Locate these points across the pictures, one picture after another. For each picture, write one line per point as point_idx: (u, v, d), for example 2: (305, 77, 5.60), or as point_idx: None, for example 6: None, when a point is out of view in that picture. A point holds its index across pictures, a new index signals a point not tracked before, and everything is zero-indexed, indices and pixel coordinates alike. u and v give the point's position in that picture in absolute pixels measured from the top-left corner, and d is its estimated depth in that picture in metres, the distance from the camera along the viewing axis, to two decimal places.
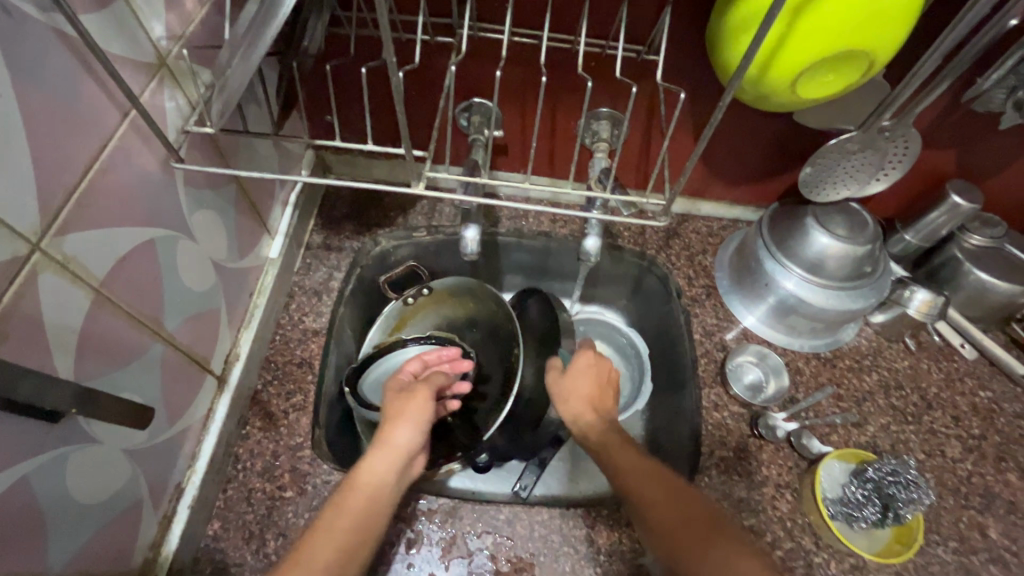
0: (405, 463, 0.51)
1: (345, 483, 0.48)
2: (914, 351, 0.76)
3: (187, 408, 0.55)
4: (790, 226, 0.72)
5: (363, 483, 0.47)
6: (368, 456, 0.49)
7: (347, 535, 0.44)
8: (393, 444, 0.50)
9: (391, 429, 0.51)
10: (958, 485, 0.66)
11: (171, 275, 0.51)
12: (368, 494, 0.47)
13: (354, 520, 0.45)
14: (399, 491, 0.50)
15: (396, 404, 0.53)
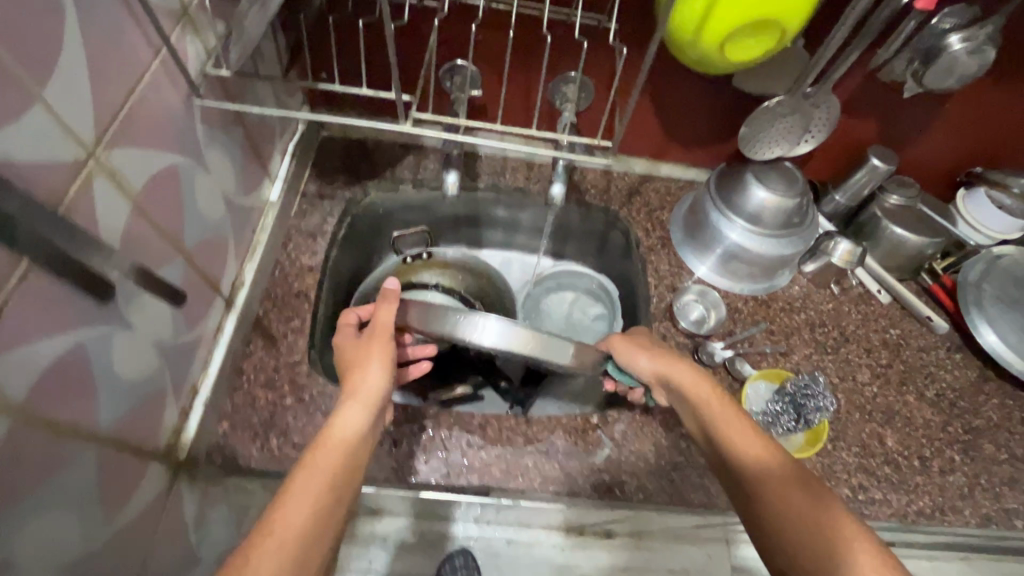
0: (373, 408, 0.57)
1: (319, 441, 0.53)
2: (838, 295, 0.87)
3: (200, 319, 0.64)
4: (733, 182, 0.82)
5: (336, 438, 0.53)
6: (337, 411, 0.55)
7: (318, 490, 0.49)
8: (360, 391, 0.57)
9: (360, 375, 0.58)
10: (865, 403, 0.78)
11: (189, 200, 0.58)
12: (342, 447, 0.53)
13: (313, 474, 0.50)
14: (366, 433, 0.56)
15: (359, 353, 0.60)
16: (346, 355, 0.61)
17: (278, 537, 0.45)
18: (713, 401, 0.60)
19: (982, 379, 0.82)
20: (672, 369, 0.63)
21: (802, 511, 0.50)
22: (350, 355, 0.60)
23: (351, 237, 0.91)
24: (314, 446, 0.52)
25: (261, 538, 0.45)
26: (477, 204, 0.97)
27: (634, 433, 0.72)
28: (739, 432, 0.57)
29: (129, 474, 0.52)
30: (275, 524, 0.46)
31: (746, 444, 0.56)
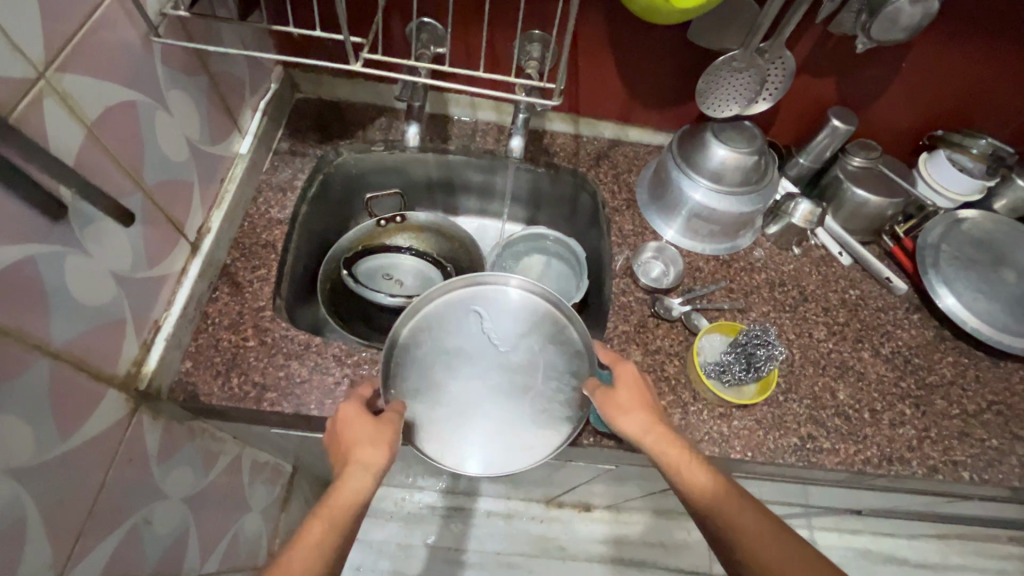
0: (380, 475, 0.59)
1: (319, 510, 0.55)
2: (799, 256, 0.88)
3: (163, 258, 0.66)
4: (695, 141, 0.83)
5: (339, 503, 0.55)
6: (343, 480, 0.57)
7: (321, 556, 0.52)
8: (358, 462, 0.58)
9: (361, 451, 0.59)
10: (819, 358, 0.79)
11: (149, 139, 0.60)
12: (344, 510, 0.55)
13: (324, 534, 0.53)
14: (373, 495, 0.58)
15: (359, 428, 0.60)
16: (346, 425, 0.61)
17: None
18: (682, 458, 0.58)
19: (939, 338, 0.83)
20: (650, 427, 0.60)
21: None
22: (353, 428, 0.61)
23: (324, 197, 0.94)
24: (321, 511, 0.54)
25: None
26: (449, 167, 0.99)
27: None
28: (724, 493, 0.55)
29: (87, 395, 0.55)
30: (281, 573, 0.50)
31: (728, 507, 0.54)
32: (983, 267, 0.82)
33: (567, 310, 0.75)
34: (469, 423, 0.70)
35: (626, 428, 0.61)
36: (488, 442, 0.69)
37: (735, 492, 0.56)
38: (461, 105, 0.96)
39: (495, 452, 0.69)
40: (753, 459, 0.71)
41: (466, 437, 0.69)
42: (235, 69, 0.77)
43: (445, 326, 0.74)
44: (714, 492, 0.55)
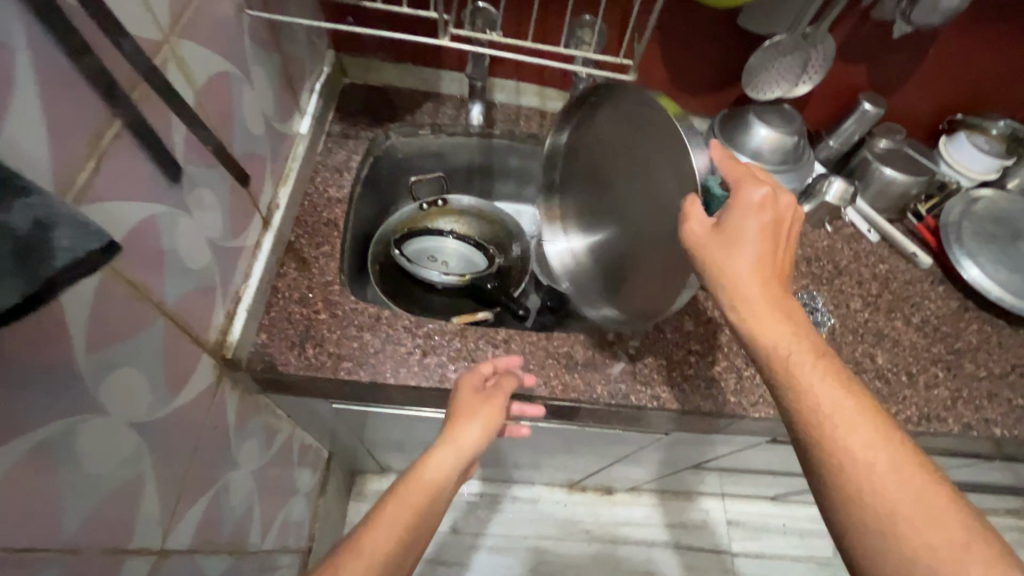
0: (467, 457, 0.64)
1: (412, 478, 0.60)
2: (832, 234, 0.93)
3: (244, 230, 0.67)
4: (736, 124, 0.87)
5: (427, 480, 0.61)
6: (434, 454, 0.63)
7: (402, 524, 0.56)
8: (460, 441, 0.64)
9: (463, 429, 0.64)
10: (857, 327, 0.84)
11: (238, 110, 0.62)
12: (428, 488, 0.60)
13: (401, 508, 0.57)
14: (452, 480, 0.63)
15: (472, 407, 0.66)
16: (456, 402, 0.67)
17: (366, 558, 0.53)
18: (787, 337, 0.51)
19: (963, 308, 0.88)
20: (754, 280, 0.52)
21: (884, 480, 0.44)
22: (459, 405, 0.66)
23: (374, 181, 0.96)
24: (407, 482, 0.60)
25: (354, 551, 0.53)
26: (492, 151, 1.02)
27: (648, 348, 0.77)
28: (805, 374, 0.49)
29: (188, 357, 0.56)
30: (364, 541, 0.54)
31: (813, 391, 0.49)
32: (1002, 241, 0.88)
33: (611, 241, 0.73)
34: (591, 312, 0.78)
35: (739, 232, 0.52)
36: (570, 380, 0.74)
37: (823, 364, 0.50)
38: (506, 90, 0.99)
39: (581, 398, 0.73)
40: None
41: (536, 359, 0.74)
42: (298, 50, 0.79)
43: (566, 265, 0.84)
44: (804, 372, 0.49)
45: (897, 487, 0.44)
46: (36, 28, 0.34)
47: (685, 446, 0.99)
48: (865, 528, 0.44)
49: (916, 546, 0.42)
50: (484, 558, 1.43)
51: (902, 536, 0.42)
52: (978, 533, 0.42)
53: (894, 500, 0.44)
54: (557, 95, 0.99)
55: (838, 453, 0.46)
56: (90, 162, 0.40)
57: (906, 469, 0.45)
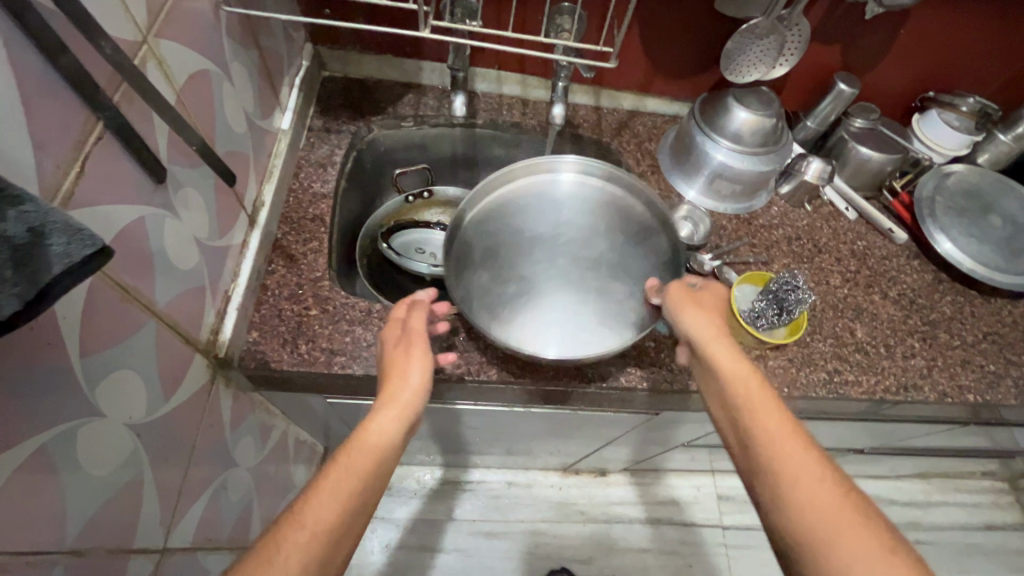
0: (408, 416, 0.60)
1: (355, 439, 0.56)
2: (811, 213, 0.96)
3: (231, 228, 0.67)
4: (716, 107, 0.89)
5: (373, 441, 0.56)
6: (375, 417, 0.58)
7: (344, 496, 0.52)
8: (395, 399, 0.59)
9: (399, 383, 0.61)
10: (837, 302, 0.87)
11: (219, 107, 0.61)
12: (378, 445, 0.56)
13: (346, 478, 0.53)
14: (399, 442, 0.58)
15: (399, 360, 0.63)
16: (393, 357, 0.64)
17: (310, 527, 0.49)
18: (738, 368, 0.57)
19: (938, 280, 0.91)
20: (715, 330, 0.61)
21: (808, 480, 0.48)
22: (400, 363, 0.63)
23: (359, 175, 0.96)
24: (349, 447, 0.55)
25: (298, 523, 0.49)
26: (475, 142, 1.02)
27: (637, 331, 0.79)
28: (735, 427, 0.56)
29: (181, 358, 0.56)
30: (305, 511, 0.50)
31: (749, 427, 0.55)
32: (973, 215, 0.91)
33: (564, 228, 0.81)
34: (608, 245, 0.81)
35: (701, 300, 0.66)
36: (546, 326, 0.72)
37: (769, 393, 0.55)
38: (487, 79, 0.99)
39: (570, 339, 0.72)
40: (789, 394, 0.78)
41: (500, 289, 0.75)
42: (276, 45, 0.78)
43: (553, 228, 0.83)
44: (748, 397, 0.54)
45: (823, 488, 0.47)
46: (11, 30, 0.34)
47: (674, 425, 1.02)
48: (800, 523, 0.46)
49: (846, 543, 0.44)
50: (482, 543, 1.45)
51: (833, 533, 0.45)
52: (904, 550, 0.45)
53: (821, 497, 0.47)
54: (539, 83, 0.99)
55: (777, 473, 0.49)
56: (72, 167, 0.40)
57: (835, 478, 0.48)
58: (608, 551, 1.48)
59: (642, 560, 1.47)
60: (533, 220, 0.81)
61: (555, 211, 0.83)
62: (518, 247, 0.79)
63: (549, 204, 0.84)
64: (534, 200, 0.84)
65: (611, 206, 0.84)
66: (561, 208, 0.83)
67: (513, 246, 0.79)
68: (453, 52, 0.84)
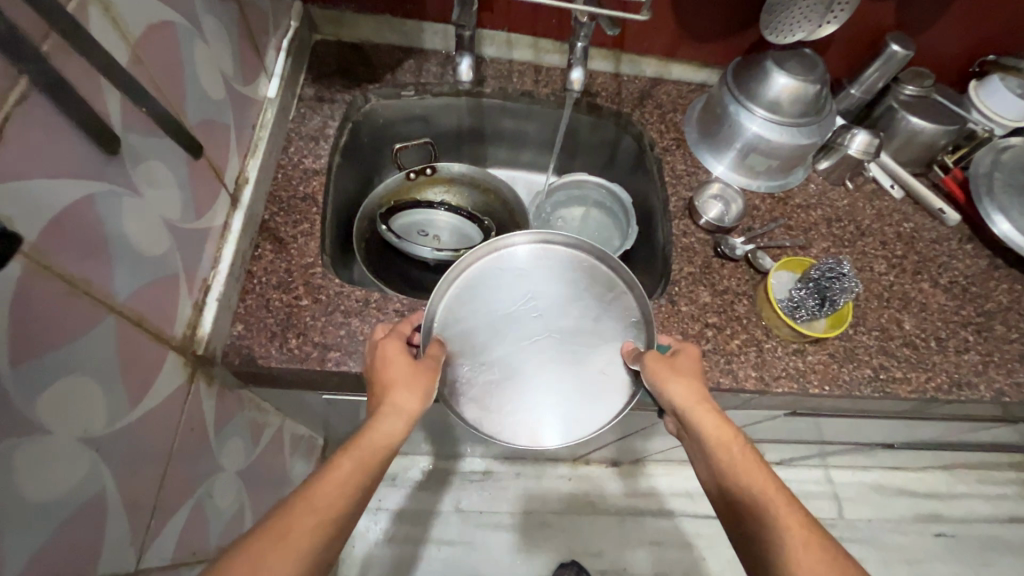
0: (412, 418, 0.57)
1: (353, 441, 0.53)
2: (853, 192, 0.87)
3: (209, 209, 0.59)
4: (752, 73, 0.79)
5: (375, 442, 0.53)
6: (377, 420, 0.55)
7: (353, 487, 0.50)
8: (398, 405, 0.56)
9: (400, 393, 0.57)
10: (882, 291, 0.78)
11: (189, 67, 0.53)
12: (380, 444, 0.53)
13: (354, 471, 0.51)
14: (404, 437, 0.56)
15: (399, 370, 0.58)
16: (385, 364, 0.59)
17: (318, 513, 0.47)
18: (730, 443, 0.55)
19: (993, 266, 0.83)
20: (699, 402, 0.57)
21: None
22: (391, 372, 0.58)
23: (355, 150, 0.88)
24: (351, 446, 0.52)
25: (305, 508, 0.47)
26: (483, 113, 0.93)
27: (661, 323, 0.72)
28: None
29: (151, 358, 0.49)
30: (314, 495, 0.48)
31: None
32: None
33: (550, 268, 0.72)
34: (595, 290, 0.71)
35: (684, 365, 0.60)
36: (541, 417, 0.66)
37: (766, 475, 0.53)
38: (496, 43, 0.90)
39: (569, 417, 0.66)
40: (830, 393, 0.71)
41: (484, 388, 0.67)
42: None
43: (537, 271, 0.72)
44: (744, 476, 0.52)
45: None
46: None
47: None
48: None
49: None
50: (489, 535, 1.41)
51: None
52: None
53: None
54: (553, 47, 0.90)
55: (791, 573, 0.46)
56: None
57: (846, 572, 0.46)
58: (620, 544, 1.43)
59: (655, 553, 1.43)
60: (500, 297, 0.70)
61: (519, 271, 0.72)
62: (493, 331, 0.69)
63: (512, 267, 0.72)
64: (498, 272, 0.71)
65: (583, 260, 0.72)
66: (527, 270, 0.72)
67: (486, 332, 0.69)
68: (459, 10, 0.75)
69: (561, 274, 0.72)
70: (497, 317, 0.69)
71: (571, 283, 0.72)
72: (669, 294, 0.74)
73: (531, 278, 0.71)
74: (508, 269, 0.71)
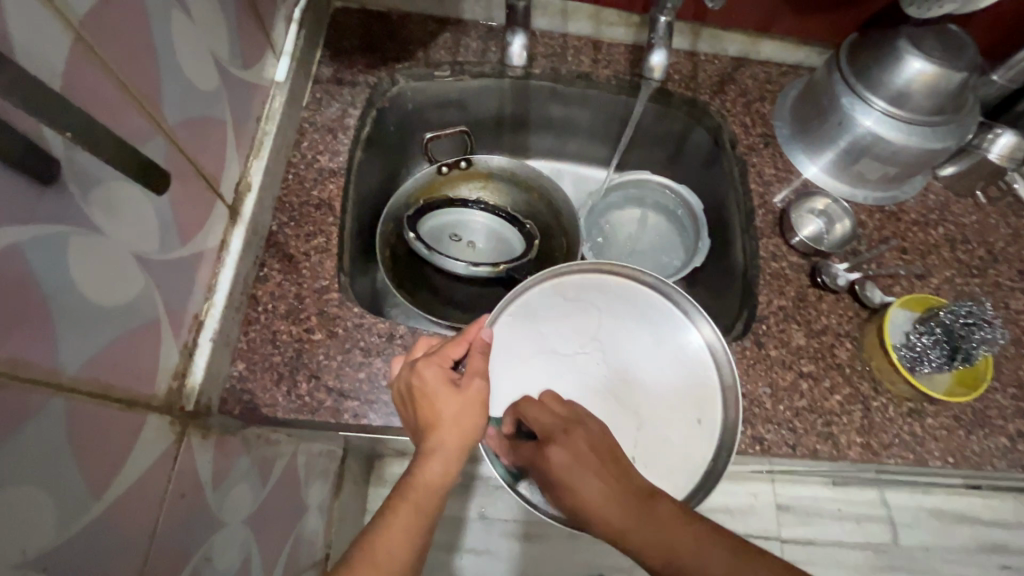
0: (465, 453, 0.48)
1: (400, 489, 0.45)
2: (984, 206, 0.70)
3: (200, 229, 0.49)
4: (876, 55, 0.62)
5: (422, 488, 0.44)
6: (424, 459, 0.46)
7: (415, 537, 0.43)
8: (446, 447, 0.46)
9: (448, 431, 0.47)
10: (1020, 336, 0.63)
11: (167, 52, 0.41)
12: (428, 493, 0.45)
13: (414, 517, 0.43)
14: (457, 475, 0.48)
15: (444, 406, 0.47)
16: (427, 398, 0.48)
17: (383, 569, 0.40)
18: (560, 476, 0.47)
19: None
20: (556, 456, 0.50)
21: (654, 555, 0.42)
22: (437, 403, 0.48)
23: (379, 141, 0.75)
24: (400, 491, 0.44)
25: (366, 562, 0.40)
26: (528, 98, 0.79)
27: (744, 372, 0.59)
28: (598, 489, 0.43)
29: (122, 432, 0.39)
30: None
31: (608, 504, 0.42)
32: None
33: (627, 303, 0.60)
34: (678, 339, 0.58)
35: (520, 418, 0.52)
36: None
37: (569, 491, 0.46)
38: (549, 12, 0.75)
39: None
40: (953, 466, 0.57)
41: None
42: None
43: (610, 305, 0.60)
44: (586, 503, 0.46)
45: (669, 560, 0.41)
46: None
47: None
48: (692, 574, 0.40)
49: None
50: None
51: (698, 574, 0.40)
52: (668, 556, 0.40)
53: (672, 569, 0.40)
54: (619, 18, 0.75)
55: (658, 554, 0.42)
56: None
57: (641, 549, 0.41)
58: None
59: None
60: (558, 333, 0.58)
61: (585, 305, 0.60)
62: (547, 372, 0.57)
63: (576, 298, 0.60)
64: (561, 303, 0.59)
65: (661, 296, 0.60)
66: (592, 303, 0.60)
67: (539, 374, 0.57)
68: None
69: (639, 312, 0.60)
70: (554, 357, 0.57)
71: (645, 325, 0.59)
72: (754, 334, 0.61)
73: (598, 314, 0.59)
74: (578, 300, 0.60)
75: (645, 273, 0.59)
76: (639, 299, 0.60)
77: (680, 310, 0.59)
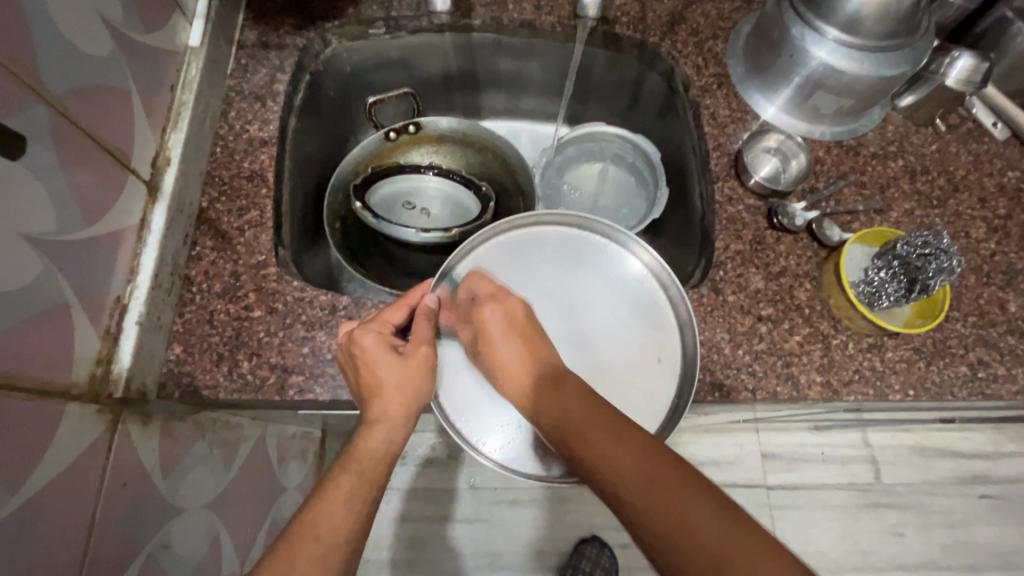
0: (413, 416, 0.47)
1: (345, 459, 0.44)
2: (943, 134, 0.68)
3: (110, 207, 0.46)
4: None
5: (366, 456, 0.44)
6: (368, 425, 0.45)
7: (361, 506, 0.42)
8: (391, 414, 0.46)
9: (390, 399, 0.46)
10: (981, 264, 0.62)
11: (41, 15, 0.37)
12: (375, 461, 0.44)
13: (357, 487, 0.42)
14: (405, 441, 0.47)
15: (383, 373, 0.47)
16: (367, 367, 0.47)
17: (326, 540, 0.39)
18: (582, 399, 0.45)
19: None
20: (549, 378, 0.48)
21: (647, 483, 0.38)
22: (380, 371, 0.47)
23: (317, 109, 0.71)
24: (345, 463, 0.43)
25: (307, 535, 0.39)
26: (473, 53, 0.75)
27: (701, 320, 0.58)
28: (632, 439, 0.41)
29: (38, 422, 0.37)
30: None
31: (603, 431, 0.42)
32: None
33: (576, 254, 0.58)
34: (631, 283, 0.57)
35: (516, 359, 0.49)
36: None
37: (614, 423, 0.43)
38: None
39: None
40: (914, 398, 0.57)
41: (489, 401, 0.54)
42: None
43: (560, 258, 0.58)
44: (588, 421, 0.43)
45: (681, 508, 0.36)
46: None
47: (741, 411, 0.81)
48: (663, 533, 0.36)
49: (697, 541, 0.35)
50: None
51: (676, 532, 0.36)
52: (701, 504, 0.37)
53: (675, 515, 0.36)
54: None
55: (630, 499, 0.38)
56: None
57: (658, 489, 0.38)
58: None
59: None
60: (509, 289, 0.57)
61: (533, 260, 0.58)
62: None
63: (524, 251, 0.58)
64: (507, 260, 0.57)
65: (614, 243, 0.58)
66: (542, 255, 0.58)
67: None
68: None
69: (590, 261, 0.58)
70: None
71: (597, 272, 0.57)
72: (711, 281, 0.59)
73: (550, 267, 0.57)
74: (526, 256, 0.58)
75: (595, 222, 0.57)
76: (590, 249, 0.58)
77: (632, 254, 0.57)
